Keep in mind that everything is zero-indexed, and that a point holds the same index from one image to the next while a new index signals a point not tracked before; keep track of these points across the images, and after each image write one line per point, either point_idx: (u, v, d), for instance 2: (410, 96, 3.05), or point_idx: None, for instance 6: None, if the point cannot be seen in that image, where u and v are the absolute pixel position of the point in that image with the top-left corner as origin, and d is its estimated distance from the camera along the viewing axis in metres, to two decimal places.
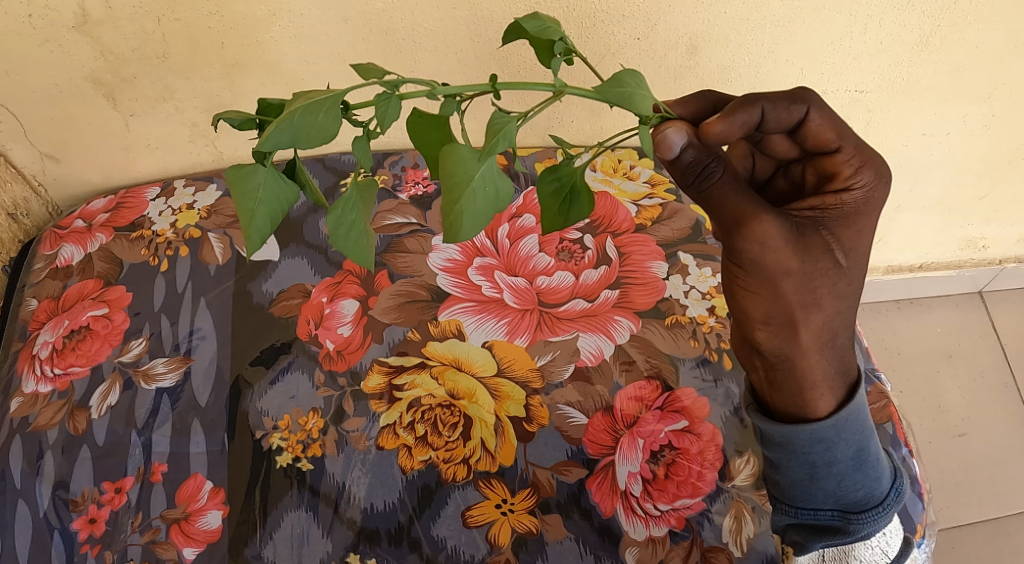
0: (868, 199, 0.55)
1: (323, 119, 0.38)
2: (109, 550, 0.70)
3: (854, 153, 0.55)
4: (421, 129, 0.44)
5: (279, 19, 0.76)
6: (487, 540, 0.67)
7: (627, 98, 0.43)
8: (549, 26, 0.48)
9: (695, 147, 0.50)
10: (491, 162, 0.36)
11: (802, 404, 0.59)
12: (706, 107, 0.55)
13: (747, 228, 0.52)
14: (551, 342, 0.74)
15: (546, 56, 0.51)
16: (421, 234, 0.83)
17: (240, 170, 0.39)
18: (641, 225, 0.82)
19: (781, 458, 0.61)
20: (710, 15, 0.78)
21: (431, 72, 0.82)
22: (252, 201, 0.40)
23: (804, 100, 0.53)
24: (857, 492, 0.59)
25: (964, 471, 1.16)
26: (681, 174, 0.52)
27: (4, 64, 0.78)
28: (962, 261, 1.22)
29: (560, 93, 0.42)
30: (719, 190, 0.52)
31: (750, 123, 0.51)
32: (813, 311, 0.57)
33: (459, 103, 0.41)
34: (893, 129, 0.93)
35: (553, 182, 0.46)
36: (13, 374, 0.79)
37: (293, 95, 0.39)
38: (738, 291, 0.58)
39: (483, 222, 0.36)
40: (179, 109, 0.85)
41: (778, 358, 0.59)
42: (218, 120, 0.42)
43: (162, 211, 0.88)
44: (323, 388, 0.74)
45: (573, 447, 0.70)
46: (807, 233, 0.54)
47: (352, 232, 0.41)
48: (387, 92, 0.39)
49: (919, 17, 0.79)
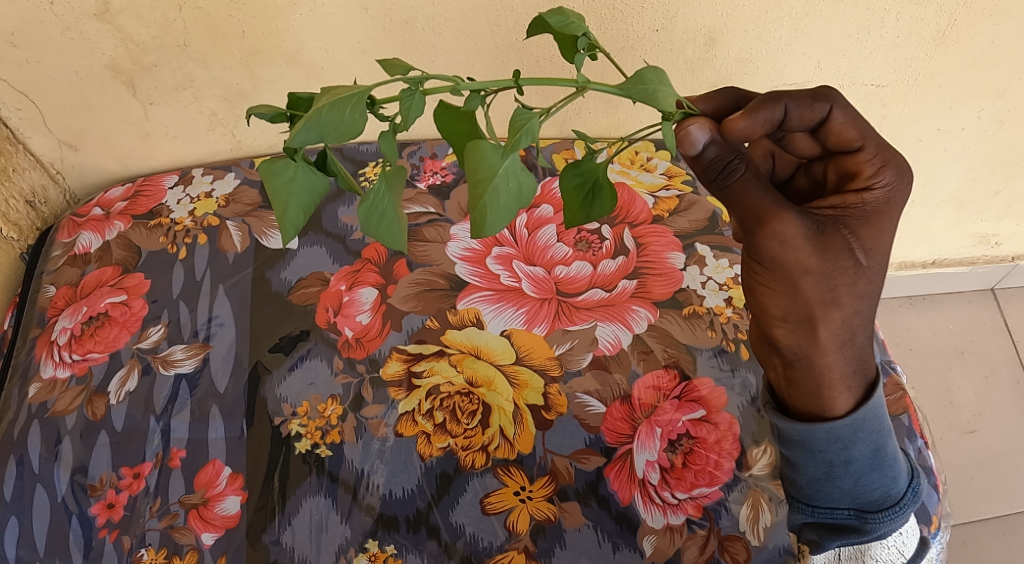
0: (889, 199, 0.56)
1: (349, 115, 0.38)
2: (127, 535, 0.70)
3: (876, 153, 0.55)
4: (446, 123, 0.41)
5: (300, 8, 0.76)
6: (506, 527, 0.67)
7: (650, 94, 0.43)
8: (573, 22, 0.48)
9: (718, 144, 0.49)
10: (514, 158, 0.36)
11: (819, 402, 0.59)
12: (729, 104, 0.54)
13: (768, 227, 0.52)
14: (570, 332, 0.75)
15: (570, 53, 0.51)
16: (439, 223, 0.83)
17: (273, 165, 0.40)
18: (658, 216, 0.83)
19: (797, 456, 0.61)
20: (729, 8, 0.78)
21: (450, 61, 0.83)
22: (285, 194, 0.40)
23: (827, 99, 0.52)
24: (874, 491, 0.59)
25: (975, 467, 1.17)
26: (704, 171, 0.51)
27: (25, 52, 0.78)
28: (974, 257, 1.23)
29: (583, 89, 0.42)
30: (741, 186, 0.51)
31: (772, 120, 0.50)
32: (832, 309, 0.56)
33: (484, 98, 0.41)
34: (909, 124, 0.94)
35: (576, 177, 0.45)
36: (32, 360, 0.80)
37: (321, 90, 0.39)
38: (757, 288, 0.58)
39: (505, 217, 0.36)
40: (199, 97, 0.85)
41: (796, 356, 0.59)
42: (250, 115, 0.43)
43: (180, 199, 0.89)
44: (341, 375, 0.75)
45: (591, 436, 0.70)
46: (829, 232, 0.54)
47: (383, 221, 0.41)
48: (411, 88, 0.39)
49: (936, 11, 0.79)
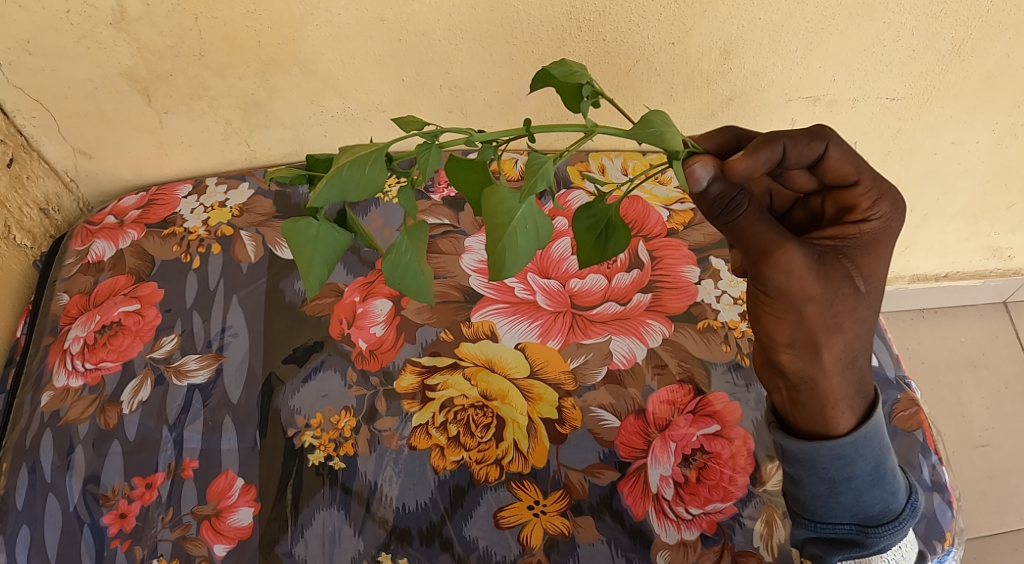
0: (885, 229, 0.55)
1: (369, 172, 0.37)
2: (139, 545, 0.70)
3: (873, 186, 0.54)
4: (459, 175, 0.41)
5: (316, 18, 0.76)
6: (520, 541, 0.67)
7: (658, 137, 0.41)
8: (577, 71, 0.47)
9: (722, 180, 0.47)
10: (532, 202, 0.36)
11: (823, 422, 0.59)
12: (730, 143, 0.53)
13: (773, 259, 0.52)
14: (584, 345, 0.75)
15: (574, 100, 0.48)
16: (454, 235, 0.83)
17: (294, 225, 0.39)
18: (673, 229, 0.83)
19: (800, 473, 0.61)
20: (745, 20, 0.78)
21: (465, 73, 0.83)
22: (309, 252, 0.40)
23: (823, 137, 0.52)
24: (874, 507, 0.59)
25: (988, 481, 1.16)
26: (709, 207, 0.49)
27: (40, 60, 0.78)
28: (987, 270, 1.23)
29: (591, 132, 0.40)
30: (746, 221, 0.50)
31: (771, 160, 0.49)
32: (836, 334, 0.56)
33: (496, 148, 0.42)
34: (924, 137, 0.94)
35: (588, 219, 0.44)
36: (44, 368, 0.80)
37: (339, 149, 0.39)
38: (763, 316, 0.58)
39: (524, 258, 0.36)
40: (213, 107, 0.85)
41: (801, 379, 0.59)
42: (268, 178, 0.44)
43: (193, 208, 0.89)
44: (355, 388, 0.75)
45: (605, 450, 0.70)
46: (829, 261, 0.54)
47: (408, 275, 0.40)
48: (427, 142, 0.39)
49: (952, 25, 0.79)
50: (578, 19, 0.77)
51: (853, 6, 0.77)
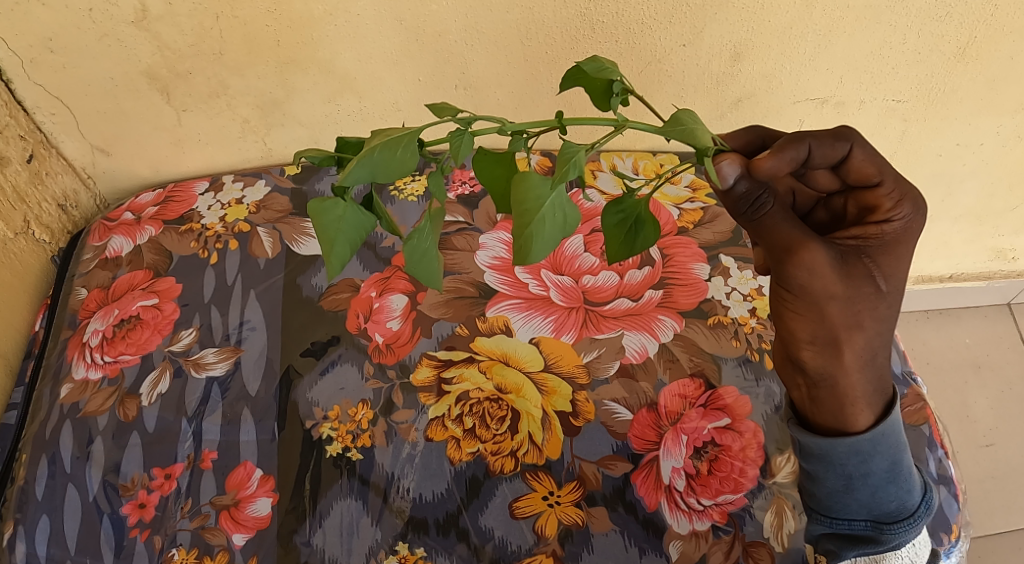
0: (906, 230, 0.56)
1: (401, 155, 0.39)
2: (158, 535, 0.71)
3: (894, 187, 0.56)
4: (484, 169, 0.43)
5: (335, 18, 0.78)
6: (535, 531, 0.68)
7: (688, 134, 0.42)
8: (607, 67, 0.48)
9: (747, 177, 0.49)
10: (561, 190, 0.37)
11: (841, 418, 0.61)
12: (755, 140, 0.55)
13: (797, 256, 0.53)
14: (597, 340, 0.76)
15: (602, 99, 0.49)
16: (468, 232, 0.85)
17: (322, 203, 0.40)
18: (683, 228, 0.85)
19: (817, 469, 0.62)
20: (755, 23, 0.81)
21: (480, 73, 0.85)
22: (334, 231, 0.41)
23: (848, 138, 0.53)
24: (890, 503, 0.60)
25: (992, 480, 1.18)
26: (733, 203, 0.51)
27: (62, 57, 0.80)
28: (992, 272, 1.25)
29: (622, 126, 0.41)
30: (771, 220, 0.52)
31: (796, 160, 0.50)
32: (856, 332, 0.58)
33: (527, 140, 0.42)
34: (930, 139, 0.96)
35: (617, 215, 0.45)
36: (63, 361, 0.81)
37: (371, 132, 0.41)
38: (785, 314, 0.59)
39: (551, 245, 0.37)
40: (231, 105, 0.87)
41: (821, 377, 0.60)
42: (299, 158, 0.44)
43: (210, 205, 0.90)
44: (372, 380, 0.76)
45: (619, 442, 0.71)
46: (851, 260, 0.56)
47: (425, 259, 0.42)
48: (460, 128, 0.40)
49: (957, 28, 0.82)
50: (591, 21, 0.79)
51: (861, 9, 0.79)
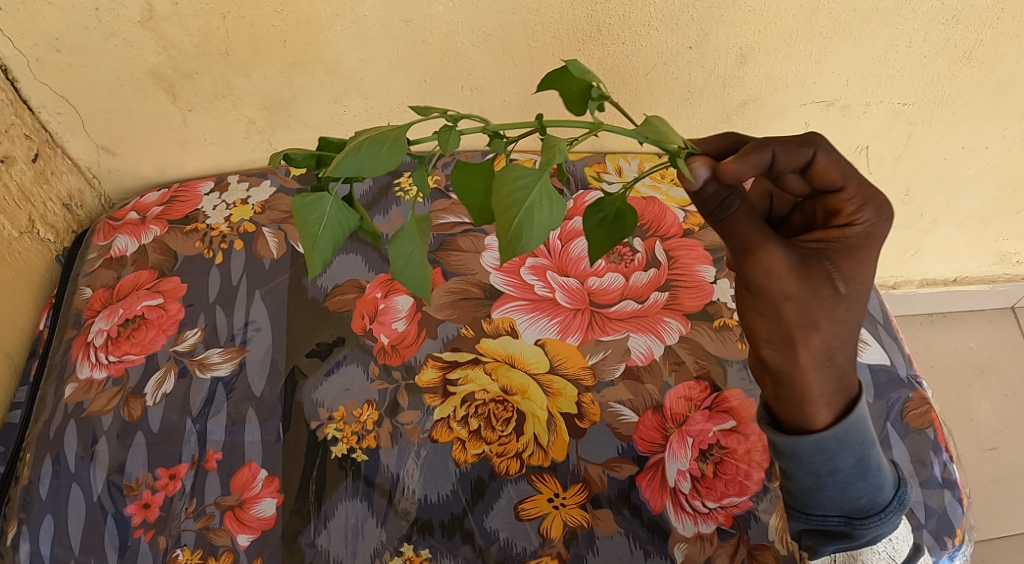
0: (870, 234, 0.55)
1: (387, 150, 0.39)
2: (162, 535, 0.71)
3: (859, 191, 0.55)
4: (464, 181, 0.42)
5: (342, 19, 0.78)
6: (540, 533, 0.68)
7: (662, 135, 0.43)
8: (591, 71, 0.47)
9: (716, 180, 0.52)
10: (549, 179, 0.37)
11: (800, 417, 0.59)
12: (724, 146, 0.55)
13: (754, 257, 0.53)
14: (603, 342, 0.76)
15: (576, 105, 0.48)
16: (474, 233, 0.85)
17: (306, 199, 0.41)
18: (689, 230, 0.85)
19: (788, 467, 0.61)
20: (761, 26, 0.81)
21: (487, 75, 0.85)
22: (319, 228, 0.41)
23: (812, 143, 0.53)
24: (861, 499, 0.60)
25: (995, 483, 1.18)
26: (703, 205, 0.54)
27: (68, 57, 0.80)
28: (996, 275, 1.26)
29: (597, 128, 0.42)
30: (735, 221, 0.54)
31: (761, 165, 0.51)
32: (813, 333, 0.55)
33: (507, 142, 0.43)
34: (935, 142, 0.97)
35: (596, 215, 0.45)
36: (68, 361, 0.81)
37: (356, 130, 0.41)
38: (746, 313, 0.58)
39: (544, 234, 0.37)
40: (237, 105, 0.87)
41: (781, 376, 0.58)
42: (284, 157, 0.45)
43: (216, 205, 0.90)
44: (377, 382, 0.76)
45: (624, 444, 0.71)
46: (812, 262, 0.55)
47: (409, 264, 0.42)
48: (448, 125, 0.40)
49: (963, 31, 0.83)
50: (598, 23, 0.80)
51: (867, 13, 0.80)
